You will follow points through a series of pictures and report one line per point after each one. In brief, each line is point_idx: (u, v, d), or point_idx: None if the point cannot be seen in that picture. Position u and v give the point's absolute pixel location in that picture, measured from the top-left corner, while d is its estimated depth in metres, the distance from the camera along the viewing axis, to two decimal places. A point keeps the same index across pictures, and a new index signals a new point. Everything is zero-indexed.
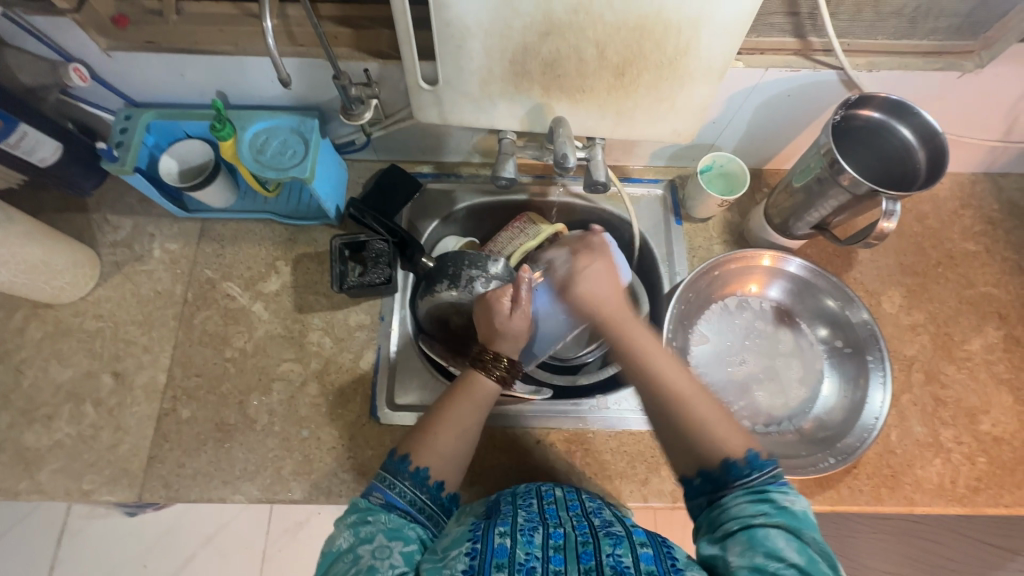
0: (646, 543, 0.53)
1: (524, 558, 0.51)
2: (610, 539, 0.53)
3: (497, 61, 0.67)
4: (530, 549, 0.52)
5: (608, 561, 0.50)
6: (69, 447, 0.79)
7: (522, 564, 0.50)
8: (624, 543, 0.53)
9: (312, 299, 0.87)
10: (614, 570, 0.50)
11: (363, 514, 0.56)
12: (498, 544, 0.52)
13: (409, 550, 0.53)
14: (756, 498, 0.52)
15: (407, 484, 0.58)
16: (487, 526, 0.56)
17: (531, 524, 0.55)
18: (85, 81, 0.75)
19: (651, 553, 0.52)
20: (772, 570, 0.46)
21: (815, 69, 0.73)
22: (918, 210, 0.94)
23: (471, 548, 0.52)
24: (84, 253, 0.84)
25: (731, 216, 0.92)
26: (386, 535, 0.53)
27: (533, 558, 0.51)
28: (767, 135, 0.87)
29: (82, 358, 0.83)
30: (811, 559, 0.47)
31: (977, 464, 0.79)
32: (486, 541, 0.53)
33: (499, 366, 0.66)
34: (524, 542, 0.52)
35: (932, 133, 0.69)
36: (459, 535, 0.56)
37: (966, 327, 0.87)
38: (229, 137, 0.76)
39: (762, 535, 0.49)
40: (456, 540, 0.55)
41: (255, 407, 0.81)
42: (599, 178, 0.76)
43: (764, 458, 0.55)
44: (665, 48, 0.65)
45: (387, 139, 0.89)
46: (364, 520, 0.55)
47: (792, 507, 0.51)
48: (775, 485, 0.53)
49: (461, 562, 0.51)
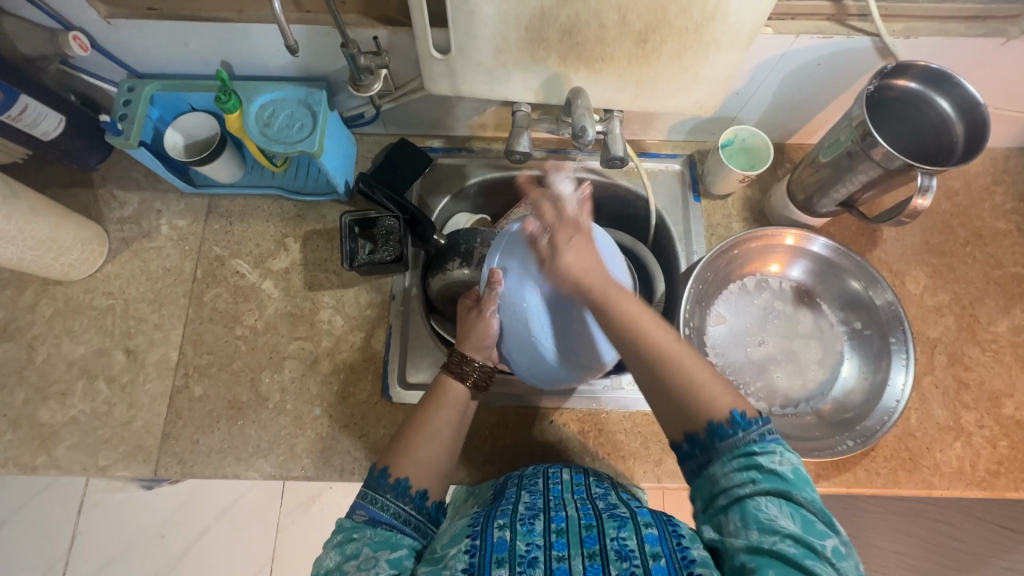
0: (650, 523, 0.53)
1: (525, 548, 0.50)
2: (615, 521, 0.53)
3: (513, 27, 0.64)
4: (531, 538, 0.52)
5: (613, 545, 0.50)
6: (84, 424, 0.79)
7: (523, 555, 0.50)
8: (628, 525, 0.52)
9: (322, 277, 0.85)
10: (619, 555, 0.49)
11: (347, 533, 0.56)
12: (497, 538, 0.51)
13: (397, 557, 0.53)
14: (742, 463, 0.50)
15: (389, 497, 0.58)
16: (486, 520, 0.55)
17: (532, 511, 0.55)
18: (86, 51, 0.73)
19: (656, 535, 0.51)
20: (769, 548, 0.46)
21: (850, 35, 0.69)
22: (948, 187, 0.90)
23: (469, 545, 0.52)
24: (91, 230, 0.83)
25: (752, 193, 0.89)
26: (373, 547, 0.54)
27: (535, 548, 0.51)
28: (792, 107, 0.83)
29: (93, 335, 0.83)
30: (805, 522, 0.47)
31: (998, 448, 0.77)
32: (485, 535, 0.52)
33: (471, 369, 0.68)
34: (524, 532, 0.52)
35: (972, 104, 0.65)
36: (457, 531, 0.55)
37: (993, 308, 0.84)
38: (235, 109, 0.74)
39: (754, 509, 0.48)
40: (455, 538, 0.54)
41: (267, 385, 0.80)
42: (617, 153, 0.73)
43: (750, 415, 0.52)
44: (691, 13, 0.61)
45: (396, 112, 0.86)
46: (350, 538, 0.55)
47: (781, 470, 0.49)
48: (765, 447, 0.51)
49: (460, 561, 0.50)
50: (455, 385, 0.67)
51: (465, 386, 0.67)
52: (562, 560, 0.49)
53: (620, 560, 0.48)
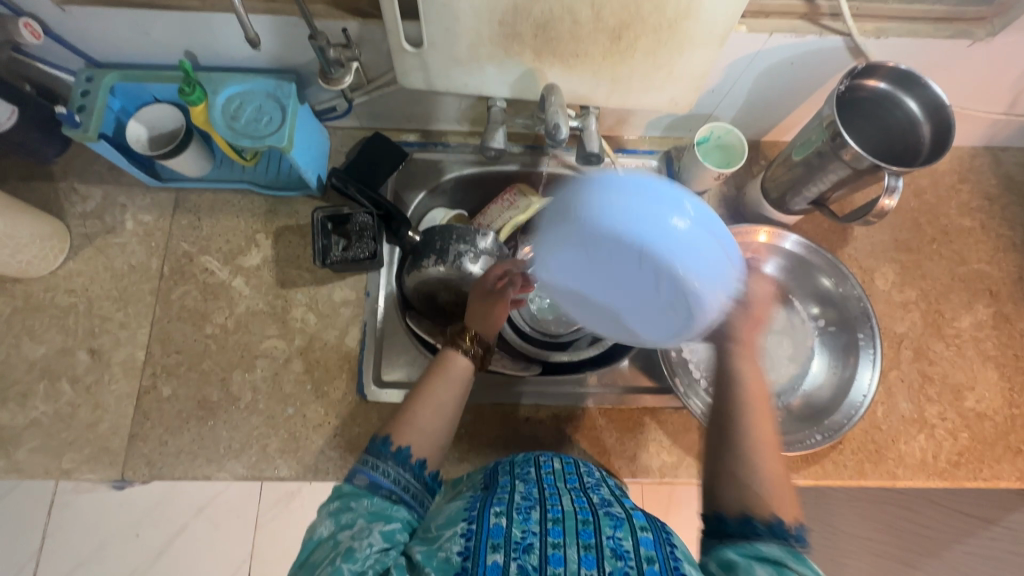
0: (647, 527, 0.52)
1: (520, 535, 0.50)
2: (611, 520, 0.52)
3: (486, 22, 0.63)
4: (526, 525, 0.51)
5: (608, 542, 0.49)
6: (47, 426, 0.76)
7: (519, 542, 0.49)
8: (624, 525, 0.52)
9: (295, 274, 0.84)
10: (614, 553, 0.49)
11: (346, 500, 0.55)
12: (493, 524, 0.51)
13: (391, 529, 0.52)
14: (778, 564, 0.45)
15: (390, 464, 0.58)
16: (482, 505, 0.54)
17: (529, 501, 0.54)
18: (38, 38, 0.69)
19: (652, 538, 0.51)
20: None
21: (822, 35, 0.69)
22: (916, 185, 0.92)
23: (466, 529, 0.51)
24: (51, 225, 0.80)
25: (727, 190, 0.90)
26: (367, 518, 0.53)
27: (531, 535, 0.50)
28: (767, 105, 0.83)
29: (56, 335, 0.80)
30: None
31: (959, 439, 0.80)
32: (482, 520, 0.52)
33: (467, 343, 0.66)
34: (520, 520, 0.51)
35: (938, 105, 0.66)
36: (454, 512, 0.55)
37: (957, 304, 0.86)
38: (200, 102, 0.71)
39: None
40: (451, 518, 0.54)
41: (238, 384, 0.79)
42: (593, 149, 0.72)
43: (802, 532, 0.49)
44: (664, 10, 0.61)
45: (370, 106, 0.84)
46: (346, 507, 0.54)
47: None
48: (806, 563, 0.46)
49: (456, 544, 0.50)
50: (453, 358, 0.66)
51: (467, 360, 0.66)
52: (557, 547, 0.49)
53: (614, 557, 0.48)
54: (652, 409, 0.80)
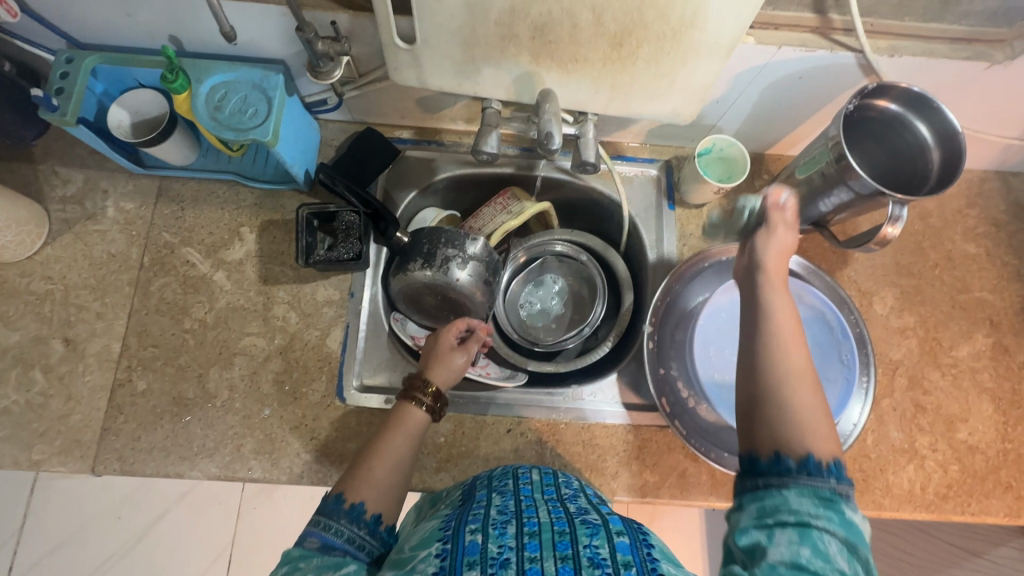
0: (623, 532, 0.51)
1: (497, 551, 0.48)
2: (587, 529, 0.50)
3: (482, 22, 0.60)
4: (502, 540, 0.49)
5: (585, 551, 0.47)
6: (17, 416, 0.75)
7: (496, 557, 0.47)
8: (600, 533, 0.50)
9: (278, 270, 0.82)
10: (592, 562, 0.46)
11: (295, 563, 0.50)
12: (469, 542, 0.49)
13: None
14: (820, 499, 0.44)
15: (343, 522, 0.54)
16: (457, 525, 0.53)
17: (504, 515, 0.53)
18: (14, 15, 0.66)
19: (628, 543, 0.49)
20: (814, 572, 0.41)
21: (833, 50, 0.66)
22: (922, 208, 0.89)
23: (440, 548, 0.49)
24: (29, 210, 0.77)
25: (727, 203, 0.87)
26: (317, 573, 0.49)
27: (507, 549, 0.48)
28: (773, 119, 0.80)
29: (30, 322, 0.78)
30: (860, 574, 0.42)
31: (949, 472, 0.78)
32: (457, 540, 0.50)
33: (427, 394, 0.65)
34: (496, 535, 0.50)
35: (950, 132, 0.63)
36: (429, 533, 0.54)
37: (956, 333, 0.84)
38: (183, 90, 0.68)
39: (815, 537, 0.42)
40: (425, 540, 0.53)
41: (215, 382, 0.77)
42: (588, 158, 0.70)
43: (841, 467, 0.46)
44: (669, 18, 0.58)
45: (362, 100, 0.82)
46: (295, 568, 0.49)
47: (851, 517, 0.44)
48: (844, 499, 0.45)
49: (431, 565, 0.48)
50: (410, 408, 0.64)
51: (423, 412, 0.65)
52: (533, 561, 0.47)
53: (592, 566, 0.46)
54: (636, 426, 0.78)
